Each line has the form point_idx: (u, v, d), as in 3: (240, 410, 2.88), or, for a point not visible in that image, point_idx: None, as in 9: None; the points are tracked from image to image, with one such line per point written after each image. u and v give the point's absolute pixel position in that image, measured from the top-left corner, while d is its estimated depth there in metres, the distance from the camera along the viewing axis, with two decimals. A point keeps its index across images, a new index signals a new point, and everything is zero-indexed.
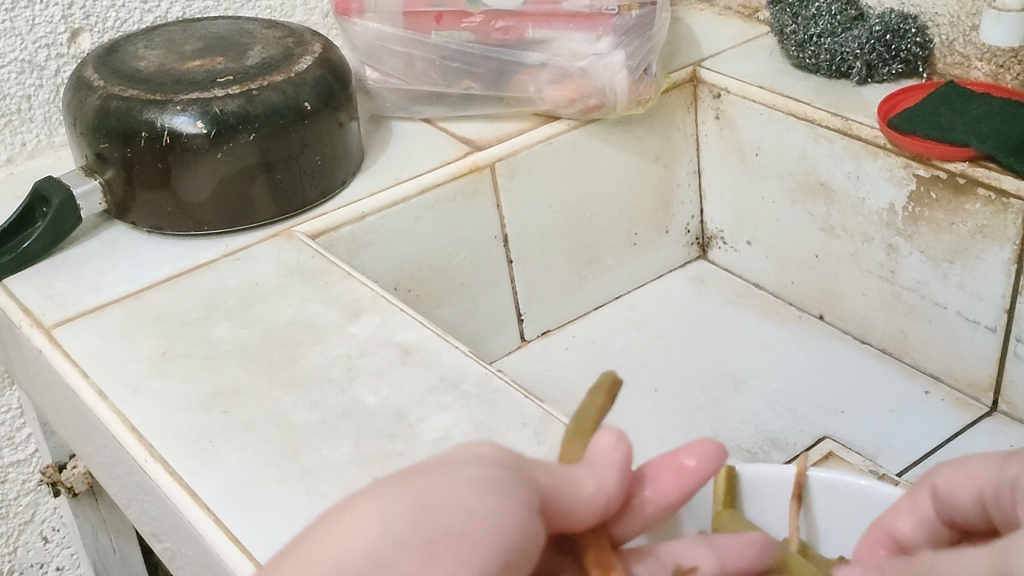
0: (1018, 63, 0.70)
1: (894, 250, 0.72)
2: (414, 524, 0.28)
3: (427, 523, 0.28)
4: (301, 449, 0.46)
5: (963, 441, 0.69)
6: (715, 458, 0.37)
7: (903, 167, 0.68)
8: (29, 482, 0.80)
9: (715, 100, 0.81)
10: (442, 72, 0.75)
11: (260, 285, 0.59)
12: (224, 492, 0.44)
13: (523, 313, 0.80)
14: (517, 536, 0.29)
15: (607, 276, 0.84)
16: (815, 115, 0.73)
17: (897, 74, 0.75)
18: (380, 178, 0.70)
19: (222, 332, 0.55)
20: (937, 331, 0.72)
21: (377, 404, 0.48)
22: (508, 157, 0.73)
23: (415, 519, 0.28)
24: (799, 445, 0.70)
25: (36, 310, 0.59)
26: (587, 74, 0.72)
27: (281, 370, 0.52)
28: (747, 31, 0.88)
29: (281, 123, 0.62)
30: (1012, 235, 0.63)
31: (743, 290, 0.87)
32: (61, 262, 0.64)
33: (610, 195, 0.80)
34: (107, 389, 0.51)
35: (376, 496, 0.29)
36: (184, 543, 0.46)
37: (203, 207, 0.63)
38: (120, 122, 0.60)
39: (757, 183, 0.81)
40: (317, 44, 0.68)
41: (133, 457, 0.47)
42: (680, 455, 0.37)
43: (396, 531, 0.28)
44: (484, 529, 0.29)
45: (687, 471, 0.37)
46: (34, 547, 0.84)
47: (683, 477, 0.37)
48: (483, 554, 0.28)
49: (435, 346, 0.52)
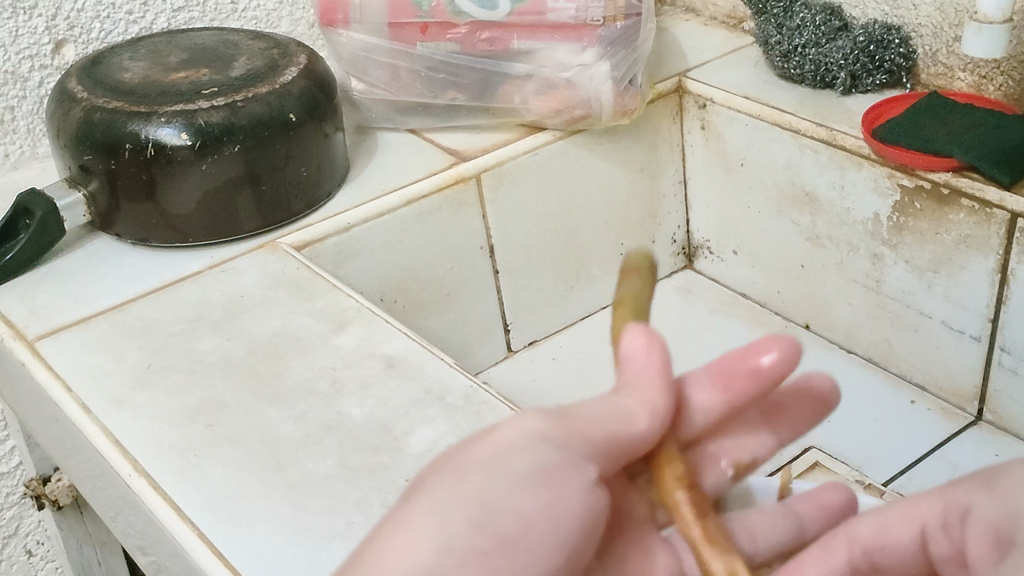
0: (1000, 74, 0.70)
1: (879, 260, 0.72)
2: (473, 534, 0.30)
3: (485, 530, 0.30)
4: (287, 463, 0.46)
5: (949, 451, 0.69)
6: (790, 351, 0.37)
7: (887, 176, 0.68)
8: (13, 496, 0.80)
9: (701, 110, 0.82)
10: (428, 83, 0.75)
11: (246, 297, 0.59)
12: (208, 507, 0.44)
13: (509, 323, 0.80)
14: (571, 520, 0.32)
15: (593, 286, 0.85)
16: (800, 125, 0.73)
17: (880, 85, 0.76)
18: (366, 189, 0.70)
19: (207, 344, 0.55)
20: (922, 341, 0.72)
21: (362, 417, 0.48)
22: (494, 168, 0.73)
23: (474, 528, 0.30)
24: (785, 455, 0.70)
25: (18, 323, 0.59)
26: (572, 85, 0.72)
27: (266, 384, 0.51)
28: (732, 41, 0.89)
29: (266, 134, 0.61)
30: (995, 245, 0.63)
31: (730, 299, 0.87)
32: (45, 274, 0.63)
33: (596, 205, 0.80)
34: (90, 403, 0.51)
35: (432, 489, 0.31)
36: (169, 557, 0.46)
37: (187, 219, 0.63)
38: (104, 134, 0.60)
39: (742, 194, 0.81)
40: (302, 56, 0.68)
41: (117, 471, 0.47)
42: (745, 353, 0.38)
43: (459, 545, 0.30)
44: (540, 525, 0.31)
45: (763, 367, 0.38)
46: (18, 560, 0.83)
47: (754, 374, 0.38)
48: (537, 550, 0.31)
49: (420, 359, 0.52)
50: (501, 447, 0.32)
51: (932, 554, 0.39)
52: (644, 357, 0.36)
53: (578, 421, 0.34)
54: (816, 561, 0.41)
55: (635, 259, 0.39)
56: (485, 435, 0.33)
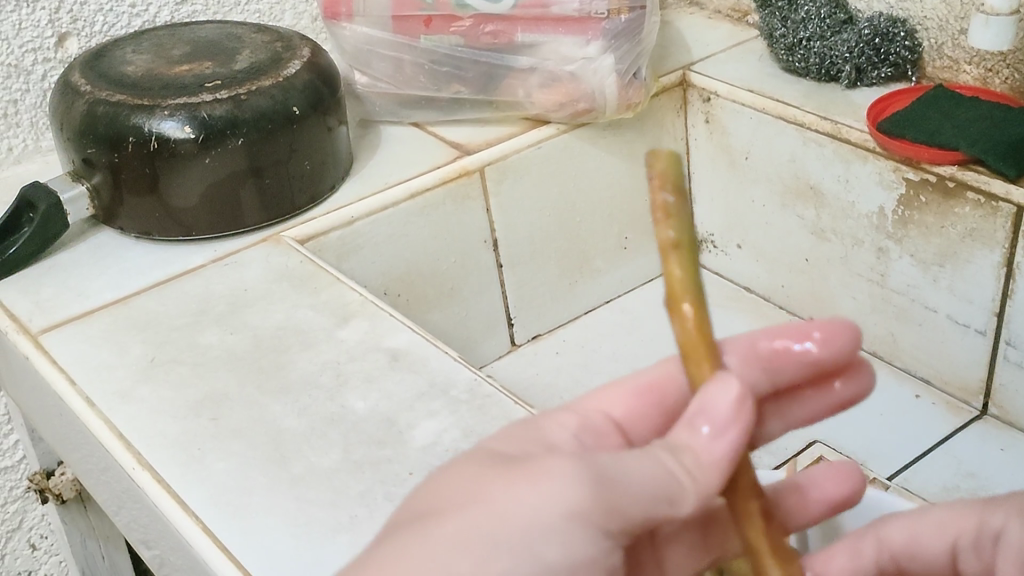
0: (1006, 67, 0.70)
1: (884, 253, 0.72)
2: None
3: None
4: (291, 456, 0.46)
5: (953, 445, 0.69)
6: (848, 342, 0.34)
7: (892, 170, 0.68)
8: (17, 489, 0.80)
9: (704, 103, 0.81)
10: (431, 76, 0.75)
11: (249, 291, 0.59)
12: (213, 500, 0.44)
13: (512, 317, 0.80)
14: None
15: (597, 280, 0.84)
16: (804, 118, 0.73)
17: (886, 78, 0.75)
18: (370, 182, 0.70)
19: (211, 338, 0.55)
20: (927, 335, 0.72)
21: (366, 410, 0.48)
22: (498, 161, 0.72)
23: None
24: (789, 450, 0.70)
25: (22, 316, 0.59)
26: (576, 79, 0.72)
27: (270, 377, 0.51)
28: (736, 34, 0.88)
29: (269, 128, 0.61)
30: (1001, 238, 0.63)
31: (734, 293, 0.87)
32: (49, 268, 0.63)
33: (600, 198, 0.80)
34: (94, 396, 0.51)
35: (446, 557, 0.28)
36: (173, 551, 0.45)
37: (191, 212, 0.62)
38: (108, 128, 0.60)
39: (747, 188, 0.81)
40: (305, 49, 0.68)
41: (121, 464, 0.47)
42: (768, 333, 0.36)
43: None
44: None
45: (807, 347, 0.35)
46: (22, 554, 0.83)
47: (795, 356, 0.35)
48: None
49: (424, 352, 0.52)
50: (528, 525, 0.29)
51: (960, 565, 0.40)
52: (728, 413, 0.30)
53: (625, 491, 0.29)
54: (843, 558, 0.42)
55: (665, 173, 0.28)
56: (517, 489, 0.29)
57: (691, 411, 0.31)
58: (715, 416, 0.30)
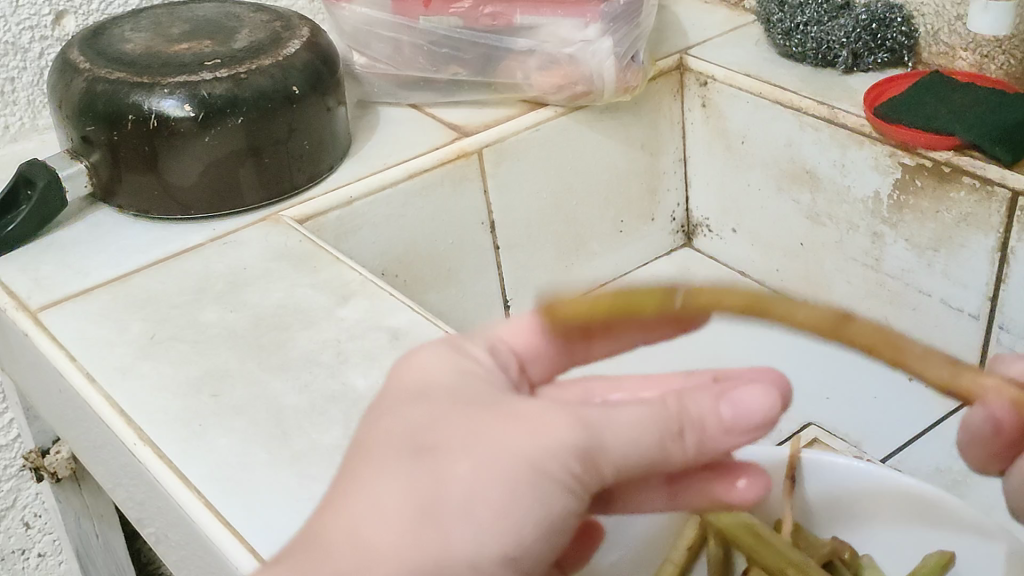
0: (1001, 53, 0.71)
1: (879, 238, 0.73)
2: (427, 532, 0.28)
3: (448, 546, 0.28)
4: (292, 433, 0.46)
5: (946, 426, 0.70)
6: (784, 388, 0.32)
7: (889, 155, 0.68)
8: (11, 468, 0.80)
9: (702, 88, 0.82)
10: (430, 58, 0.75)
11: (248, 269, 0.59)
12: (214, 475, 0.44)
13: (509, 298, 0.80)
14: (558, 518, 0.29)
15: (593, 263, 0.85)
16: (803, 104, 0.73)
17: (882, 63, 0.76)
18: (368, 162, 0.70)
19: (211, 315, 0.55)
20: (921, 320, 0.73)
21: (367, 388, 0.48)
22: (496, 143, 0.73)
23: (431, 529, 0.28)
24: (783, 432, 0.71)
25: (21, 293, 0.59)
26: (575, 61, 0.72)
27: (271, 354, 0.52)
28: (734, 19, 0.89)
29: (269, 107, 0.61)
30: (996, 223, 0.63)
31: (729, 277, 0.87)
32: (46, 247, 0.63)
33: (597, 180, 0.81)
34: (95, 372, 0.51)
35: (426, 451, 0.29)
36: (173, 527, 0.46)
37: (190, 190, 0.62)
38: (107, 105, 0.60)
39: (743, 171, 0.82)
40: (305, 28, 0.68)
41: (122, 441, 0.47)
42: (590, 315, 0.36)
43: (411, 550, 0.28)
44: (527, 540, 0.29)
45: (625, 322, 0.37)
46: (16, 533, 0.83)
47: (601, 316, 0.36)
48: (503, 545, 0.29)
49: (424, 330, 0.52)
50: (526, 466, 0.28)
51: None
52: (757, 417, 0.30)
53: (611, 450, 0.29)
54: None
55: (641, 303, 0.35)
56: (509, 431, 0.29)
57: (717, 395, 0.31)
58: (740, 413, 0.30)
